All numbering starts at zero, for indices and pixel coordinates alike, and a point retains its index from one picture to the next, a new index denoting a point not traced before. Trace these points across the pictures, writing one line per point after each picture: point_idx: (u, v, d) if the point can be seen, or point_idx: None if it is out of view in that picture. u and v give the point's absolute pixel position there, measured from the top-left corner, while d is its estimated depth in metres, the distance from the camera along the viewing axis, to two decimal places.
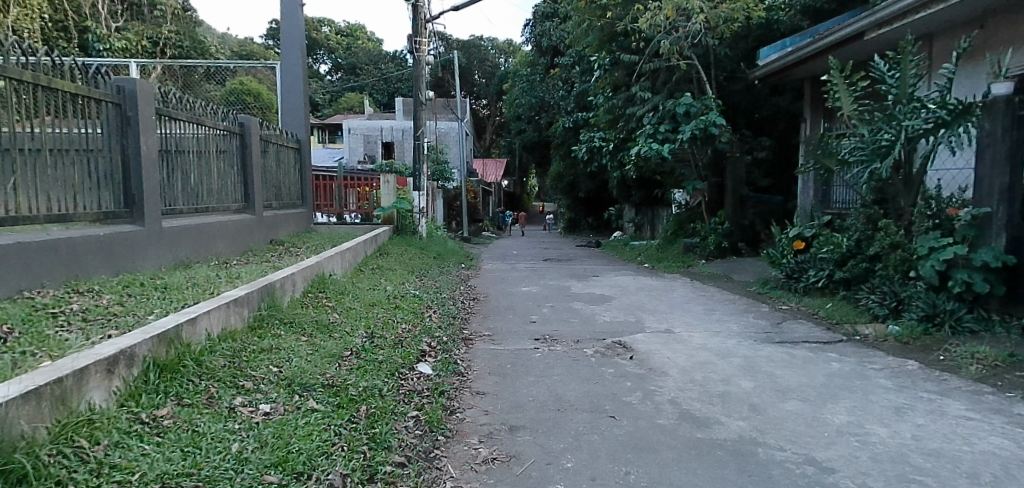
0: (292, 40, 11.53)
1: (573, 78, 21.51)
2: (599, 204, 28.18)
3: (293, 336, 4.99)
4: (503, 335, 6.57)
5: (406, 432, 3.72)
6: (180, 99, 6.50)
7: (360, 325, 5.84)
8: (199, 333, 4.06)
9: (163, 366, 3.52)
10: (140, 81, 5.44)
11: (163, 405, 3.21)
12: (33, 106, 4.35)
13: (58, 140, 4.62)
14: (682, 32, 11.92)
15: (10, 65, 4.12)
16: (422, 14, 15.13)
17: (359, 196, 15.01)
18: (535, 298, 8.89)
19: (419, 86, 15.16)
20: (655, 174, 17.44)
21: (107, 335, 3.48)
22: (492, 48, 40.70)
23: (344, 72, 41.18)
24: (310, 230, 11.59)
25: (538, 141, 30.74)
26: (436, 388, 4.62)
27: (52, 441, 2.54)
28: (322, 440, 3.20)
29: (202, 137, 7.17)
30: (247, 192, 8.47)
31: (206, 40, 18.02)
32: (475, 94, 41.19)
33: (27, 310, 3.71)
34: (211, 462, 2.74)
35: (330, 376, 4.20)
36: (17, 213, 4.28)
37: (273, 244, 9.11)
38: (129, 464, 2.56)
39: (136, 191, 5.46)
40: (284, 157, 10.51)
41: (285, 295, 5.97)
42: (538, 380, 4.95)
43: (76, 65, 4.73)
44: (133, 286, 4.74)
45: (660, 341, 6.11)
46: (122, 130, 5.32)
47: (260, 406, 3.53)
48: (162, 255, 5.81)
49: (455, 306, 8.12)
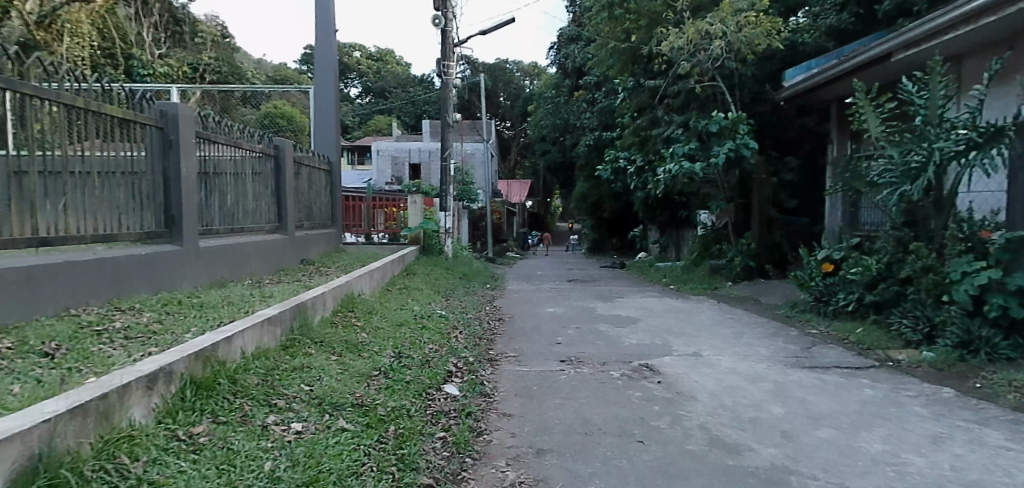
0: (326, 66, 11.86)
1: (599, 100, 21.63)
2: (623, 225, 28.14)
3: (324, 355, 5.06)
4: (529, 356, 6.57)
5: (433, 454, 3.75)
6: (218, 123, 6.69)
7: (389, 345, 5.90)
8: (234, 351, 4.16)
9: (200, 383, 3.60)
10: (182, 105, 5.63)
11: (199, 422, 3.27)
12: (84, 130, 4.51)
13: (104, 163, 4.76)
14: (706, 54, 11.90)
15: (64, 92, 4.30)
16: (451, 38, 15.39)
17: (387, 216, 15.41)
18: (560, 319, 8.90)
19: (447, 108, 15.41)
20: (681, 195, 17.39)
21: (147, 352, 3.58)
22: (518, 70, 41.13)
23: (373, 95, 41.82)
24: (340, 250, 11.78)
25: (563, 162, 30.90)
26: (463, 409, 4.65)
27: (94, 458, 2.58)
28: (352, 460, 3.24)
29: (238, 159, 7.38)
30: (281, 213, 8.67)
31: (242, 66, 18.48)
32: (500, 115, 41.60)
33: (73, 327, 3.81)
34: (245, 480, 2.78)
35: (360, 396, 4.25)
36: (68, 233, 4.40)
37: (305, 263, 9.29)
38: (166, 481, 2.58)
39: (176, 212, 5.63)
40: (316, 178, 10.73)
41: (315, 314, 6.06)
42: (565, 402, 4.94)
43: (123, 91, 4.91)
44: (172, 305, 4.86)
45: (688, 364, 6.05)
46: (164, 152, 5.50)
47: (292, 425, 3.58)
48: (199, 274, 5.97)
49: (481, 327, 8.14)
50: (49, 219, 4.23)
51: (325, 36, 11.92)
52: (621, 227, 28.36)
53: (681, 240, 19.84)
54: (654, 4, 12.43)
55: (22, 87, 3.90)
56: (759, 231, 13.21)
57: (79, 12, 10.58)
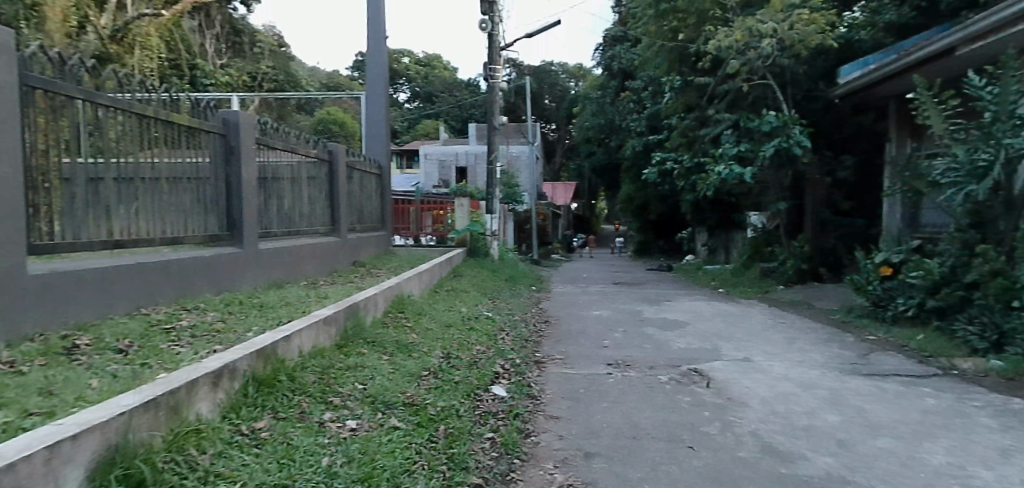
0: (378, 72, 12.11)
1: (647, 101, 21.44)
2: (670, 227, 27.81)
3: (376, 355, 5.18)
4: (576, 359, 6.58)
5: (482, 454, 3.80)
6: (277, 129, 6.92)
7: (438, 346, 6.00)
8: (292, 349, 4.32)
9: (262, 380, 3.74)
10: (243, 113, 5.88)
11: (260, 418, 3.40)
12: (153, 137, 4.74)
13: (172, 169, 5.00)
14: (756, 52, 11.67)
15: (137, 101, 4.53)
16: (498, 42, 15.50)
17: (434, 219, 15.70)
18: (607, 322, 8.86)
19: (493, 111, 15.54)
20: (730, 196, 17.09)
21: (212, 350, 3.75)
22: (563, 72, 41.14)
23: (421, 99, 42.20)
24: (389, 252, 12.02)
25: (608, 164, 30.74)
26: (511, 410, 4.70)
27: (166, 449, 2.65)
28: (404, 457, 3.31)
29: (295, 164, 7.64)
30: (335, 217, 8.91)
31: (297, 74, 19.05)
32: (545, 117, 41.66)
33: (144, 326, 4.02)
34: (304, 475, 2.86)
35: (411, 395, 4.35)
36: (139, 236, 4.63)
37: (357, 265, 9.51)
38: (232, 473, 2.66)
39: (237, 216, 5.87)
40: (367, 182, 10.97)
41: (367, 315, 6.21)
42: (613, 406, 4.93)
43: (189, 100, 5.14)
44: (234, 304, 5.07)
45: (738, 369, 5.96)
46: (226, 158, 5.76)
47: (346, 422, 3.69)
48: (259, 275, 6.20)
49: (528, 329, 8.17)
50: (123, 223, 4.46)
51: (376, 42, 12.18)
52: (668, 229, 28.01)
53: (731, 242, 19.47)
54: (703, 2, 12.25)
55: (99, 98, 4.13)
56: (812, 233, 13.16)
57: (149, 26, 11.12)
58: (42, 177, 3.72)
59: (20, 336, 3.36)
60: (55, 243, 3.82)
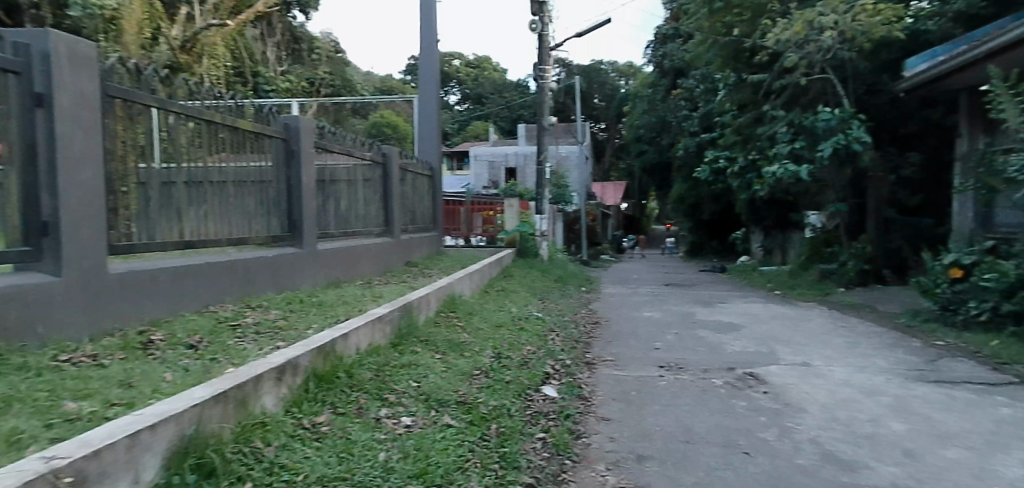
0: (430, 75, 12.31)
1: (699, 98, 21.08)
2: (723, 227, 27.26)
3: (429, 353, 5.28)
4: (628, 361, 6.54)
5: (534, 454, 3.83)
6: (334, 133, 7.12)
7: (489, 345, 6.07)
8: (350, 347, 4.45)
9: (322, 376, 3.87)
10: (304, 118, 6.08)
11: (321, 412, 3.52)
12: (220, 142, 4.96)
13: (237, 173, 5.22)
14: (815, 45, 11.32)
15: (206, 108, 4.74)
16: (547, 42, 15.52)
17: (484, 220, 15.84)
18: (659, 324, 8.77)
19: (543, 111, 15.56)
20: (787, 196, 16.65)
21: (276, 346, 3.91)
22: (613, 71, 40.88)
23: (471, 101, 42.58)
24: (441, 252, 12.18)
25: (660, 163, 30.36)
26: (562, 411, 4.71)
27: (235, 441, 2.78)
28: (458, 455, 3.37)
29: (351, 167, 7.84)
30: (388, 217, 9.11)
31: (352, 79, 19.50)
32: (595, 117, 41.47)
33: (213, 322, 4.21)
34: (363, 468, 2.94)
35: (463, 394, 4.41)
36: (208, 237, 4.85)
37: (409, 265, 9.69)
38: (295, 465, 2.76)
39: (297, 217, 6.08)
40: (419, 184, 11.15)
41: (421, 314, 6.33)
42: (665, 409, 4.88)
43: (253, 106, 5.35)
44: (295, 303, 5.25)
45: (797, 374, 5.82)
46: (287, 162, 5.97)
47: (402, 419, 3.78)
48: (318, 275, 6.40)
49: (578, 330, 8.16)
50: (192, 224, 4.68)
51: (430, 46, 12.39)
52: (721, 229, 27.46)
53: (788, 243, 18.95)
54: None
55: (172, 106, 4.34)
56: (875, 233, 12.61)
57: (215, 36, 11.59)
58: (121, 181, 3.95)
59: (101, 331, 3.58)
60: (133, 243, 4.05)
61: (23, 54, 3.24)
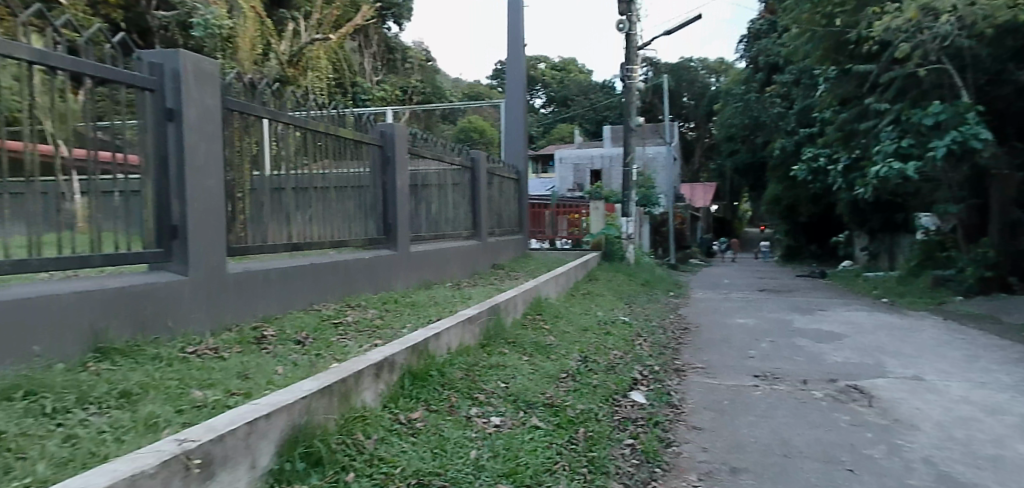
0: (517, 79, 12.47)
1: (796, 95, 20.17)
2: (823, 231, 25.94)
3: (517, 355, 5.35)
4: (719, 369, 6.36)
5: (623, 460, 3.80)
6: (427, 139, 7.35)
7: (575, 349, 6.08)
8: (441, 347, 4.59)
9: (416, 374, 4.03)
10: (398, 124, 6.33)
11: (416, 408, 3.67)
12: (323, 150, 5.24)
13: (338, 179, 5.50)
14: (928, 34, 10.55)
15: (311, 118, 5.03)
16: (635, 42, 15.32)
17: (570, 223, 15.72)
18: (753, 332, 8.46)
19: (630, 112, 15.39)
20: (896, 197, 15.64)
21: (374, 343, 4.10)
22: (702, 68, 39.82)
23: (556, 103, 42.63)
24: (527, 255, 12.27)
25: (753, 163, 29.25)
26: (651, 418, 4.65)
27: (338, 432, 2.94)
28: (546, 457, 3.40)
29: (442, 171, 8.07)
30: (476, 220, 9.30)
31: (442, 85, 20.01)
32: (684, 116, 40.51)
33: (317, 319, 4.48)
34: (456, 465, 3.03)
35: (550, 396, 4.46)
36: (313, 239, 5.14)
37: (496, 267, 9.84)
38: (393, 459, 2.89)
39: (392, 221, 6.34)
40: (506, 188, 11.30)
41: (508, 316, 6.44)
42: (761, 421, 4.73)
43: (353, 115, 5.63)
44: (390, 303, 5.47)
45: (907, 388, 5.48)
46: (383, 168, 6.23)
47: (491, 418, 3.87)
48: (410, 276, 6.64)
49: (667, 336, 8.01)
50: (299, 227, 4.98)
51: (516, 49, 12.56)
52: (820, 232, 26.13)
53: (896, 247, 17.80)
54: None
55: (282, 117, 4.65)
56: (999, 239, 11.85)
57: (319, 50, 12.27)
58: (237, 187, 4.27)
59: (221, 325, 3.89)
60: (247, 245, 4.36)
61: (157, 74, 3.58)
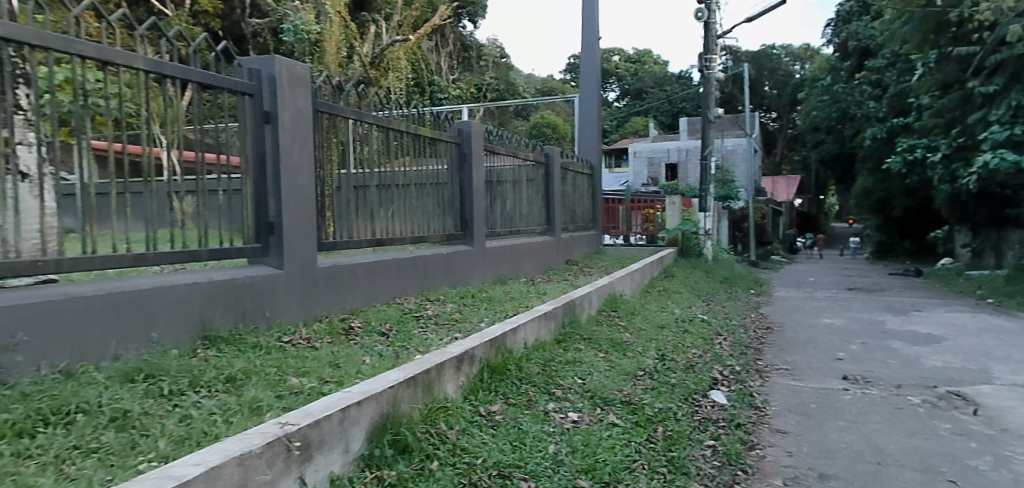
0: (591, 73, 12.42)
1: (889, 81, 19.07)
2: (919, 226, 24.42)
3: (592, 351, 5.35)
4: (805, 371, 6.14)
5: (703, 461, 3.73)
6: (502, 136, 7.45)
7: (652, 346, 6.01)
8: (518, 341, 4.66)
9: (495, 366, 4.11)
10: (475, 122, 6.44)
11: (495, 401, 3.74)
12: (405, 148, 5.41)
13: (418, 176, 5.66)
14: None
15: (394, 118, 5.21)
16: (714, 31, 14.90)
17: (644, 218, 15.66)
18: (841, 332, 8.09)
19: (709, 103, 15.00)
20: (1004, 188, 14.53)
21: (454, 337, 4.21)
22: (786, 56, 38.31)
23: (630, 96, 42.03)
24: (601, 251, 12.19)
25: (841, 154, 27.88)
26: (733, 419, 4.54)
27: (423, 421, 3.03)
28: (625, 454, 3.39)
29: (516, 168, 8.15)
30: (550, 216, 9.34)
31: (515, 81, 20.14)
32: (765, 106, 39.08)
33: (399, 312, 4.63)
34: (534, 458, 3.07)
35: (628, 394, 4.44)
36: (394, 235, 5.32)
37: (570, 263, 9.84)
38: (475, 450, 2.95)
39: (469, 217, 6.45)
40: (579, 183, 11.27)
41: (583, 312, 6.43)
42: (851, 426, 4.53)
43: (431, 113, 5.78)
44: (467, 297, 5.58)
45: (1017, 397, 5.11)
46: (460, 165, 6.36)
47: (569, 414, 3.89)
48: (486, 271, 6.75)
49: (748, 335, 7.79)
50: (382, 223, 5.15)
51: (590, 43, 12.49)
52: (916, 227, 24.60)
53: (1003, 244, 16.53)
54: None
55: (366, 118, 4.83)
56: None
57: (399, 51, 12.37)
58: (326, 185, 4.47)
59: (313, 316, 4.09)
60: (335, 241, 4.56)
61: (256, 79, 3.81)
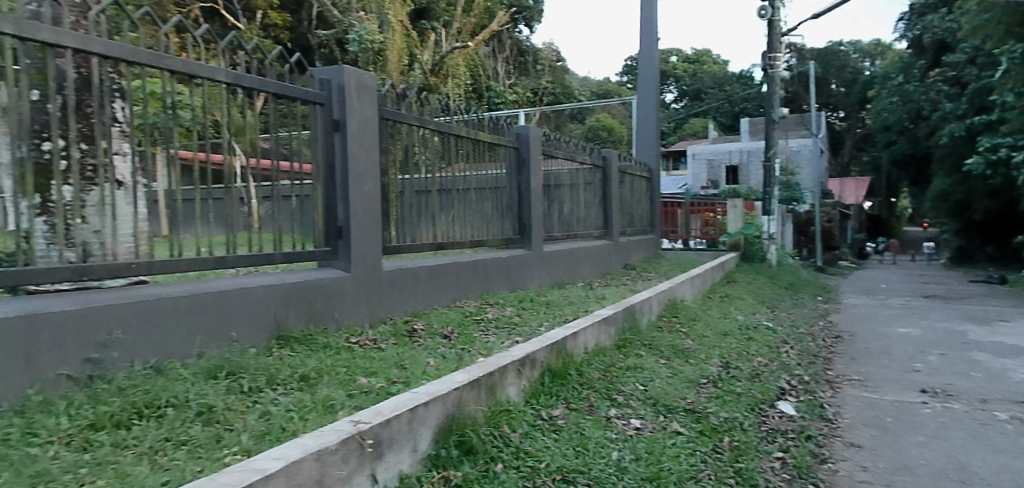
0: (649, 75, 12.28)
1: (969, 77, 18.08)
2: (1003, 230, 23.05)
3: (654, 358, 5.29)
4: (878, 382, 5.89)
5: (773, 473, 3.62)
6: (559, 140, 7.47)
7: (715, 354, 5.89)
8: (578, 346, 4.66)
9: (556, 371, 4.12)
10: (533, 126, 6.48)
11: (557, 406, 3.75)
12: (464, 153, 5.50)
13: (477, 181, 5.74)
14: None
15: (454, 124, 5.30)
16: (778, 28, 14.47)
17: (704, 222, 15.34)
18: (917, 343, 7.72)
19: (773, 104, 14.58)
20: None
21: (515, 340, 4.24)
22: (854, 52, 36.87)
23: (689, 98, 41.29)
24: (659, 256, 12.01)
25: (915, 154, 26.59)
26: (803, 431, 4.39)
27: (487, 424, 3.07)
28: (690, 464, 3.34)
29: (574, 171, 8.15)
30: (608, 220, 9.28)
31: (571, 85, 20.12)
32: (832, 106, 37.70)
33: (460, 316, 4.70)
34: (598, 464, 3.06)
35: (691, 402, 4.37)
36: (455, 239, 5.40)
37: (628, 268, 9.75)
38: (538, 454, 2.96)
39: (527, 221, 6.49)
40: (638, 186, 11.16)
41: (643, 317, 6.37)
42: (932, 442, 4.33)
43: (490, 119, 5.85)
44: (526, 301, 5.61)
45: None
46: (518, 169, 6.41)
47: (631, 421, 3.86)
48: (544, 276, 6.77)
49: (816, 344, 7.53)
50: (443, 227, 5.25)
51: (648, 45, 12.36)
52: (999, 231, 23.22)
53: None
54: None
55: (428, 124, 4.94)
56: None
57: (458, 57, 12.59)
58: (390, 190, 4.58)
59: (378, 318, 4.21)
60: (399, 245, 4.67)
61: (326, 89, 3.95)
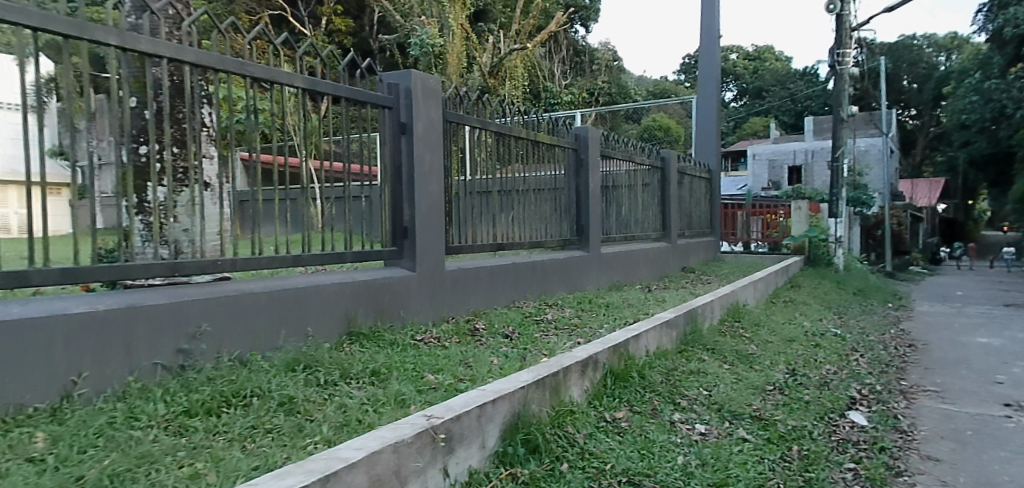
0: (710, 73, 12.03)
1: None
2: None
3: (717, 362, 5.20)
4: (957, 394, 5.62)
5: (845, 484, 3.50)
6: (617, 140, 7.43)
7: (780, 360, 5.74)
8: (640, 348, 4.63)
9: (618, 373, 4.11)
10: (592, 128, 6.47)
11: (619, 408, 3.74)
12: (524, 154, 5.55)
13: (536, 182, 5.78)
14: None
15: (514, 125, 5.35)
16: (847, 23, 13.94)
17: (765, 224, 14.84)
18: (999, 353, 7.32)
19: (842, 101, 14.06)
20: None
21: (577, 341, 4.25)
22: (929, 46, 35.13)
23: (749, 96, 39.98)
24: (718, 259, 11.76)
25: (997, 154, 25.14)
26: (876, 442, 4.23)
27: (551, 423, 3.09)
28: (758, 471, 3.27)
29: (632, 172, 8.08)
30: (666, 222, 9.16)
31: (627, 84, 19.92)
32: (904, 103, 36.04)
33: (520, 316, 4.75)
34: (663, 468, 3.03)
35: (757, 409, 4.28)
36: (514, 240, 5.45)
37: (686, 270, 9.59)
38: (603, 455, 2.96)
39: (585, 223, 6.49)
40: (697, 187, 10.98)
41: (704, 321, 6.27)
42: (1017, 458, 4.10)
43: (549, 120, 5.88)
44: (585, 303, 5.61)
45: None
46: (577, 170, 6.41)
47: (696, 425, 3.81)
48: (602, 277, 6.74)
49: (887, 352, 7.23)
50: (503, 228, 5.30)
51: (709, 43, 12.13)
52: None
53: None
54: None
55: (489, 126, 5.01)
56: None
57: (517, 59, 12.71)
58: (452, 191, 4.66)
59: (441, 316, 4.30)
60: (460, 245, 4.75)
61: (394, 93, 4.05)
